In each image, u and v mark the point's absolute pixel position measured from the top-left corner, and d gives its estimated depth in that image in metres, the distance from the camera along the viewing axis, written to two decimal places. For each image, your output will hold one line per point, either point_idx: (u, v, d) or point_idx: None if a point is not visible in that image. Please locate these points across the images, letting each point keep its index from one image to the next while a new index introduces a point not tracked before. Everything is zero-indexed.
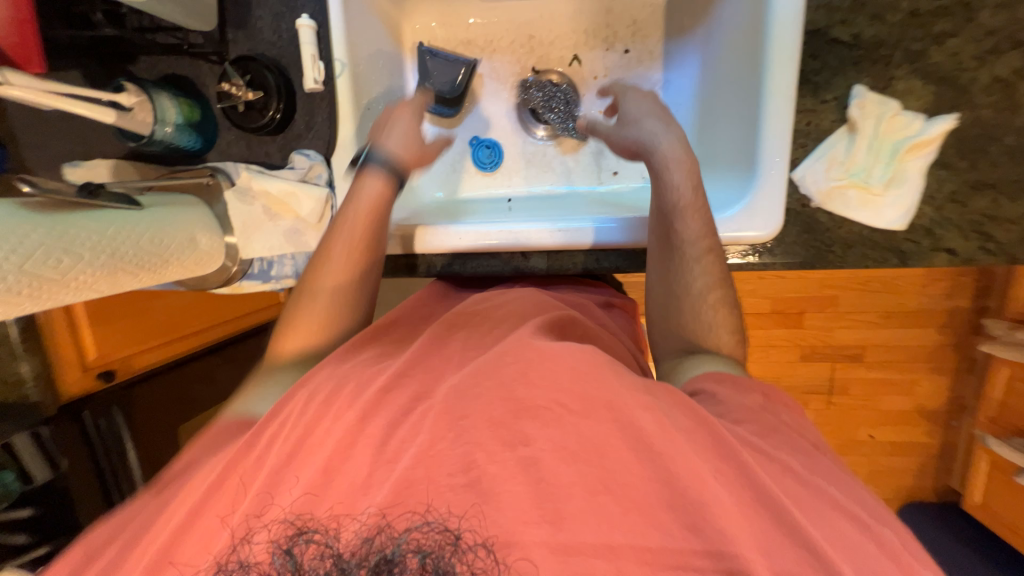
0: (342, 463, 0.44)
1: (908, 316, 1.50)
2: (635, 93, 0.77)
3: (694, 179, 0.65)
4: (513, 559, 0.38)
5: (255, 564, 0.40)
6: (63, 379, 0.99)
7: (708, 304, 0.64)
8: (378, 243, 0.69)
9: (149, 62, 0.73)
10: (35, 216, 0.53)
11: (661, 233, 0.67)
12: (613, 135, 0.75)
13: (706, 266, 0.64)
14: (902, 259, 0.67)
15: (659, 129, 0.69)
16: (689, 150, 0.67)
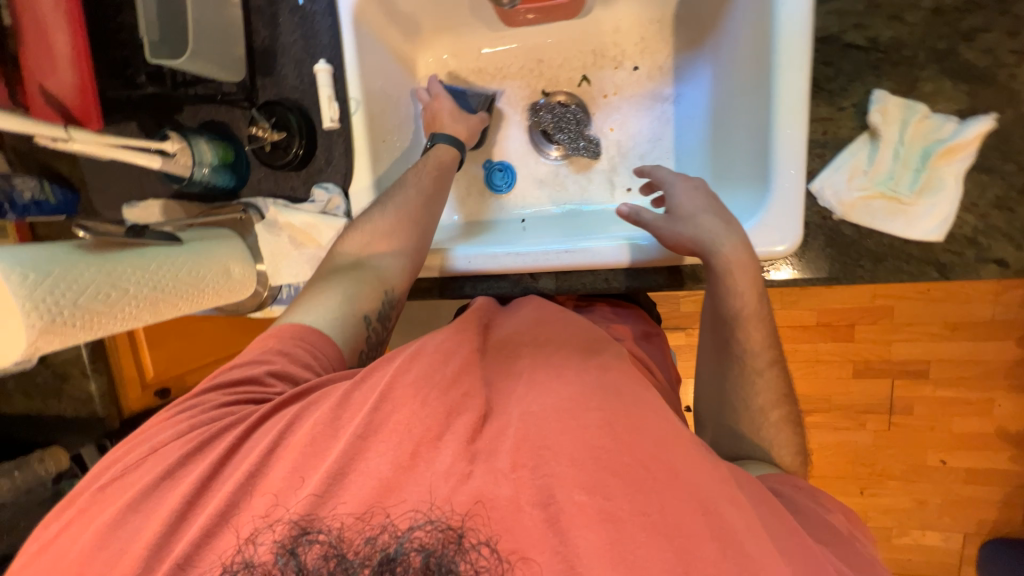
0: (344, 479, 0.45)
1: (975, 328, 1.36)
2: (684, 182, 0.70)
3: (757, 287, 0.63)
4: (514, 558, 0.40)
5: (259, 564, 0.43)
6: (126, 396, 1.10)
7: (770, 422, 0.65)
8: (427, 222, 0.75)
9: (192, 111, 0.81)
10: (88, 256, 0.59)
11: (720, 338, 0.67)
12: (665, 229, 0.67)
13: (770, 379, 0.65)
14: (943, 272, 0.61)
15: (719, 229, 0.63)
16: (751, 254, 0.62)
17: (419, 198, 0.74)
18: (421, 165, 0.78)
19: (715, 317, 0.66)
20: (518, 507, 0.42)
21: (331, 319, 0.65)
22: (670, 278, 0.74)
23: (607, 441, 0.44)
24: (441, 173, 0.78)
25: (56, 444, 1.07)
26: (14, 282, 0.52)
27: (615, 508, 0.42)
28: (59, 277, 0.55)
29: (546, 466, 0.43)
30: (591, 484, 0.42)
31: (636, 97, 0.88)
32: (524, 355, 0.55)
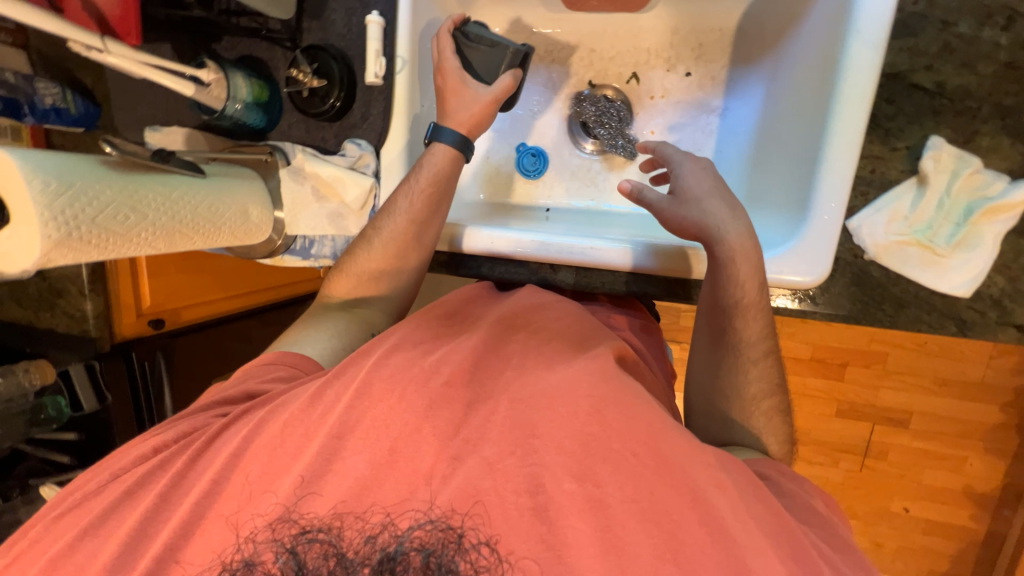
0: (354, 434, 0.47)
1: (964, 387, 1.38)
2: (692, 163, 0.69)
3: (759, 277, 0.61)
4: (515, 558, 0.41)
5: (260, 563, 0.43)
6: (120, 320, 1.08)
7: (760, 410, 0.64)
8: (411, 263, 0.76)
9: (229, 42, 0.79)
10: (111, 175, 0.57)
11: (714, 327, 0.65)
12: (668, 211, 0.66)
13: (762, 370, 0.64)
14: (962, 329, 0.62)
15: (724, 215, 0.63)
16: (755, 243, 0.62)
17: (405, 223, 0.72)
18: (412, 184, 0.73)
19: (711, 304, 0.64)
20: (507, 498, 0.42)
21: (319, 351, 0.69)
22: (676, 290, 0.75)
23: (595, 425, 0.44)
24: (433, 193, 0.72)
25: (43, 357, 1.06)
26: (34, 189, 0.49)
27: (604, 495, 0.42)
28: (80, 191, 0.53)
29: (533, 454, 0.44)
30: (579, 470, 0.43)
31: (684, 103, 0.86)
32: (514, 338, 0.56)
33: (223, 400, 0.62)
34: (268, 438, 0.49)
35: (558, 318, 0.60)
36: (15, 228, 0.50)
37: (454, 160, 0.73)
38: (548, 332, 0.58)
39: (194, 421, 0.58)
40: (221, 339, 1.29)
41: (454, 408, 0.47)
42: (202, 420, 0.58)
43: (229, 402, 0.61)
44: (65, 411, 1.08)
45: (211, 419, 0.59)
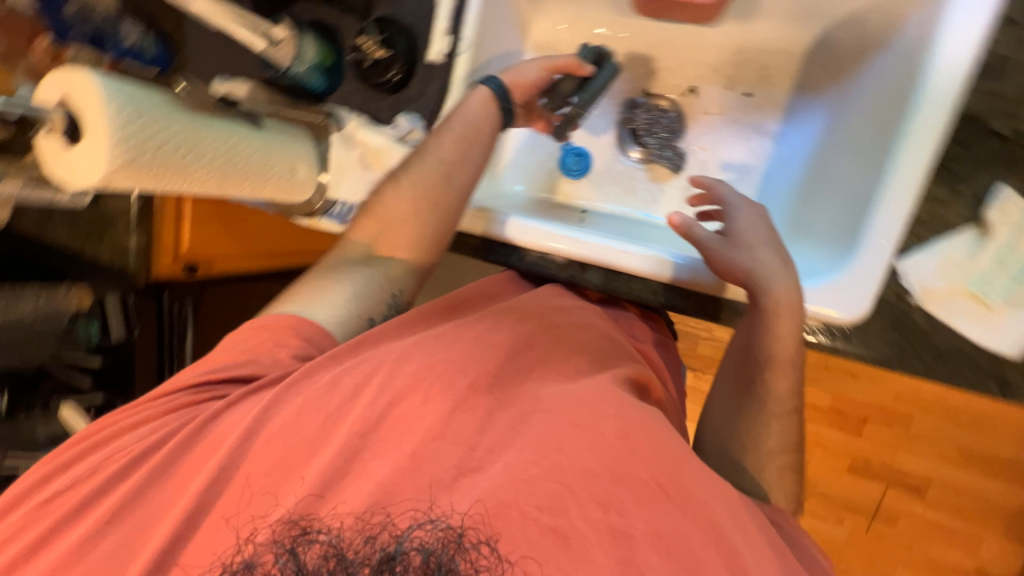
0: (384, 419, 0.47)
1: (989, 463, 1.31)
2: (749, 210, 0.68)
3: (798, 333, 0.60)
4: (516, 557, 0.40)
5: (258, 564, 0.40)
6: (158, 260, 1.12)
7: (773, 464, 0.60)
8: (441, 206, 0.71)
9: (305, 7, 0.82)
10: (176, 111, 0.59)
11: (741, 368, 0.64)
12: (718, 253, 0.64)
13: (783, 426, 0.61)
14: (1005, 391, 0.58)
15: (775, 266, 0.62)
16: (800, 299, 0.61)
17: (434, 174, 0.70)
18: (442, 136, 0.71)
19: (744, 352, 0.63)
20: (528, 514, 0.42)
21: (336, 313, 0.63)
22: (706, 307, 0.74)
23: (622, 451, 0.44)
24: (463, 143, 0.71)
25: (84, 282, 1.11)
26: (109, 112, 0.52)
27: (627, 525, 0.41)
28: (149, 121, 0.55)
29: (560, 473, 0.43)
30: (604, 496, 0.42)
31: (737, 122, 0.85)
32: (540, 339, 0.58)
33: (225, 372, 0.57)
34: (291, 407, 0.49)
35: (582, 327, 0.64)
36: (85, 144, 0.53)
37: (484, 111, 0.72)
38: (570, 344, 0.60)
39: (198, 401, 0.55)
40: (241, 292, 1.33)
41: (475, 411, 0.47)
42: (204, 397, 0.55)
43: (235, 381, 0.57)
44: (92, 336, 1.14)
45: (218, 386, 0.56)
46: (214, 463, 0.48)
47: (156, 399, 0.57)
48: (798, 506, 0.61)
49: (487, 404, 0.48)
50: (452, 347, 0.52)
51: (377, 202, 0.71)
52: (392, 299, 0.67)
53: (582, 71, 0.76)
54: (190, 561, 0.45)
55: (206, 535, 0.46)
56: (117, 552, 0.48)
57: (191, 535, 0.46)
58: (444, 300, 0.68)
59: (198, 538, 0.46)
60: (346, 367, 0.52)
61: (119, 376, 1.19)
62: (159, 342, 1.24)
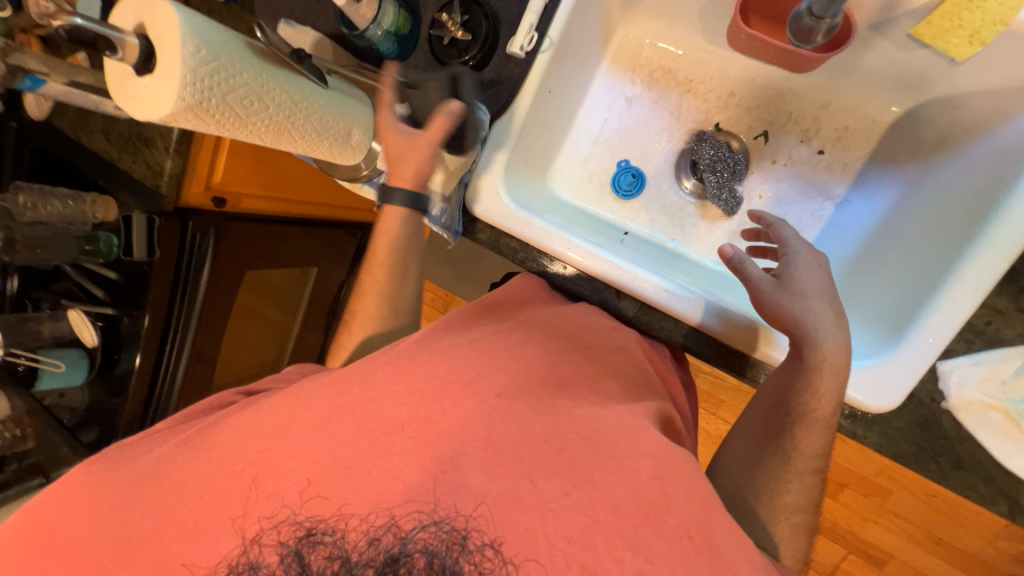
0: (423, 412, 0.47)
1: (955, 553, 1.32)
2: (807, 258, 0.65)
3: (839, 395, 0.59)
4: (520, 560, 0.41)
5: (265, 566, 0.41)
6: (189, 186, 1.10)
7: (787, 520, 0.58)
8: (399, 280, 0.75)
9: None
10: (248, 57, 0.57)
11: (769, 418, 0.62)
12: (767, 296, 0.62)
13: (803, 484, 0.59)
14: (1013, 511, 0.59)
15: (828, 321, 0.60)
16: (847, 360, 0.60)
17: (376, 292, 0.74)
18: (372, 260, 0.74)
19: (776, 401, 0.61)
20: (557, 544, 0.42)
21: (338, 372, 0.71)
22: (728, 359, 0.74)
23: (656, 494, 0.44)
24: (392, 259, 0.74)
25: (112, 196, 1.08)
26: (186, 51, 0.50)
27: (652, 571, 0.41)
28: (222, 66, 0.53)
29: (589, 506, 0.43)
30: (635, 539, 0.42)
31: (803, 179, 0.82)
32: (570, 359, 0.58)
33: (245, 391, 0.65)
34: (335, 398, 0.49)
35: (615, 349, 0.64)
36: (159, 77, 0.51)
37: (406, 226, 0.74)
38: (602, 365, 0.60)
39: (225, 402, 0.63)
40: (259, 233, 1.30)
41: (510, 425, 0.47)
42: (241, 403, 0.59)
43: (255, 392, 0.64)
44: (111, 249, 1.06)
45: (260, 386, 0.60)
46: (250, 437, 0.49)
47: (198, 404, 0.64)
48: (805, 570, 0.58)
49: (519, 414, 0.48)
50: (494, 356, 0.53)
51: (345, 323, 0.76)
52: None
53: (456, 120, 0.69)
54: (216, 531, 0.45)
55: (236, 506, 0.46)
56: (149, 508, 0.48)
57: (223, 504, 0.46)
58: (477, 306, 0.68)
59: (231, 506, 0.46)
60: (382, 364, 0.52)
61: (130, 297, 1.07)
62: (177, 279, 1.10)
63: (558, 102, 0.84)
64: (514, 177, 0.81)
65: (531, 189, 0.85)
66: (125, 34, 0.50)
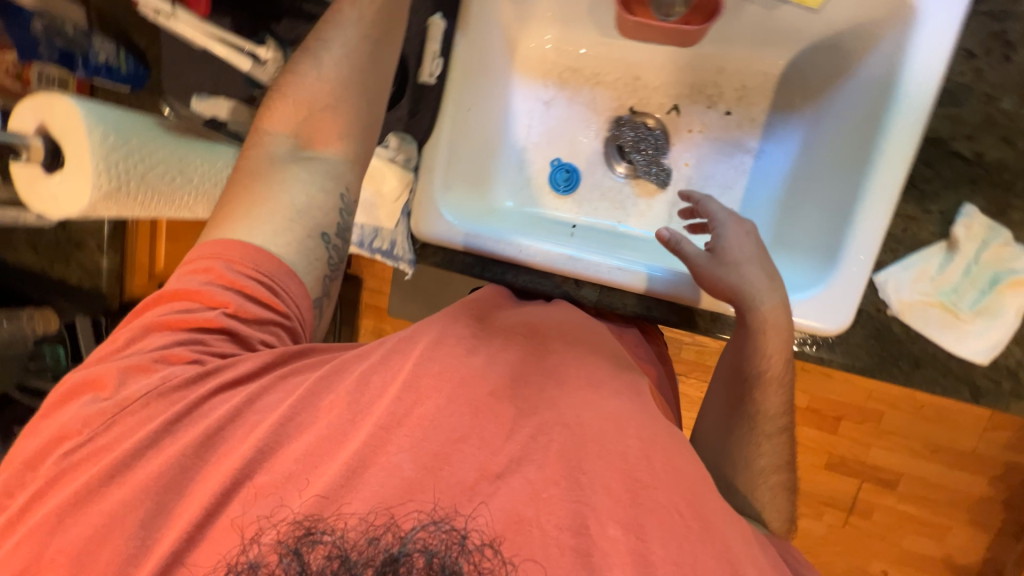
0: (404, 424, 0.45)
1: (955, 455, 1.37)
2: (736, 226, 0.68)
3: (786, 351, 0.62)
4: (519, 559, 0.39)
5: (263, 565, 0.40)
6: (133, 279, 1.06)
7: (765, 484, 0.61)
8: (376, 59, 0.65)
9: (289, 24, 0.80)
10: (160, 134, 0.57)
11: (729, 387, 0.66)
12: (705, 270, 0.65)
13: (773, 444, 0.63)
14: (974, 395, 0.63)
15: (761, 283, 0.63)
16: (787, 316, 0.63)
17: (355, 61, 0.63)
18: (356, 15, 0.64)
19: (733, 369, 0.65)
20: (549, 534, 0.40)
21: (288, 239, 0.58)
22: (688, 317, 0.78)
23: (644, 471, 0.42)
24: (375, 27, 0.64)
25: (50, 306, 1.01)
26: (93, 138, 0.50)
27: (648, 549, 0.39)
28: (135, 146, 0.53)
29: (579, 491, 0.41)
30: (625, 517, 0.41)
31: (720, 141, 0.88)
32: (546, 346, 0.55)
33: (243, 299, 0.54)
34: (317, 425, 0.46)
35: (592, 329, 0.63)
36: (68, 172, 0.51)
37: None
38: (583, 344, 0.57)
39: (193, 353, 0.52)
40: None
41: (500, 420, 0.45)
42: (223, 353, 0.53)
43: (265, 323, 0.55)
44: (61, 361, 1.01)
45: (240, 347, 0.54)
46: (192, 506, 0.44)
47: (128, 352, 0.52)
48: (792, 529, 0.61)
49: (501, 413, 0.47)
50: (474, 353, 0.50)
51: (300, 62, 0.63)
52: (340, 203, 0.62)
53: None
54: None
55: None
56: None
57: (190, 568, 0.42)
58: (464, 303, 0.65)
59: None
60: (374, 364, 0.50)
61: None
62: None
63: (479, 118, 0.86)
64: (453, 195, 0.83)
65: (471, 202, 0.86)
66: (28, 136, 0.51)
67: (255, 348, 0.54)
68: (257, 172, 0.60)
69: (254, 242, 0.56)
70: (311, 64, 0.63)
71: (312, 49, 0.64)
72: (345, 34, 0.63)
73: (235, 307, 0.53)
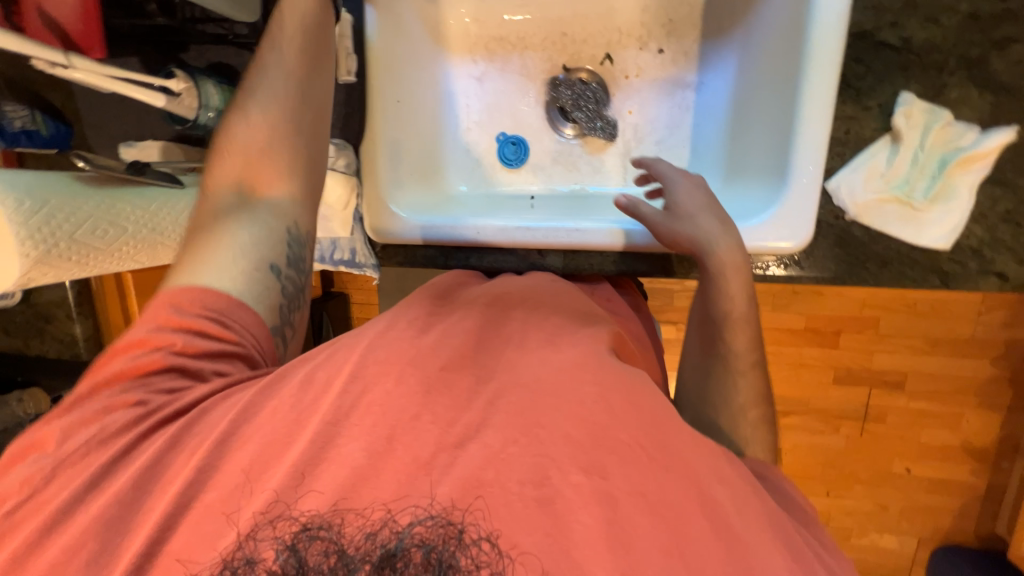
0: (353, 415, 0.43)
1: (955, 343, 1.38)
2: (684, 179, 0.68)
3: (748, 289, 0.63)
4: (517, 553, 0.37)
5: (261, 561, 0.38)
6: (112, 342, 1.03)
7: (746, 420, 0.61)
8: (309, 90, 0.67)
9: (198, 51, 0.80)
10: (86, 189, 0.58)
11: (703, 331, 0.67)
12: (662, 226, 0.65)
13: (748, 380, 0.63)
14: (945, 281, 0.64)
15: (716, 230, 0.63)
16: (744, 256, 0.63)
17: (285, 98, 0.65)
18: (280, 54, 0.66)
19: (702, 313, 0.66)
20: (510, 490, 0.39)
21: (236, 276, 0.57)
22: (663, 264, 0.77)
23: (600, 414, 0.41)
24: (303, 62, 0.67)
25: (37, 385, 0.99)
26: (7, 208, 0.51)
27: (610, 487, 0.39)
28: (55, 208, 0.54)
29: (540, 445, 0.40)
30: (586, 461, 0.40)
31: (658, 81, 0.86)
32: (503, 317, 0.54)
33: (191, 336, 0.54)
34: (263, 432, 0.44)
35: (559, 292, 0.63)
36: None
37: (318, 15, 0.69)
38: (547, 307, 0.57)
39: (140, 394, 0.50)
40: None
41: (453, 393, 0.43)
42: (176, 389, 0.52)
43: (216, 356, 0.54)
44: None
45: (195, 381, 0.53)
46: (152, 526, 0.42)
47: (73, 409, 0.50)
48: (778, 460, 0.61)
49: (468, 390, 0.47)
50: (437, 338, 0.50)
51: (235, 111, 0.65)
52: (288, 235, 0.62)
53: None
54: None
55: None
56: None
57: None
58: (427, 286, 0.64)
59: None
60: (318, 362, 0.47)
61: None
62: None
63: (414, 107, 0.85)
64: (402, 191, 0.82)
65: (422, 195, 0.85)
66: None
67: (207, 379, 0.53)
68: (205, 217, 0.61)
69: (200, 285, 0.55)
70: (242, 108, 0.65)
71: (242, 95, 0.66)
72: (273, 73, 0.66)
73: (180, 345, 0.53)
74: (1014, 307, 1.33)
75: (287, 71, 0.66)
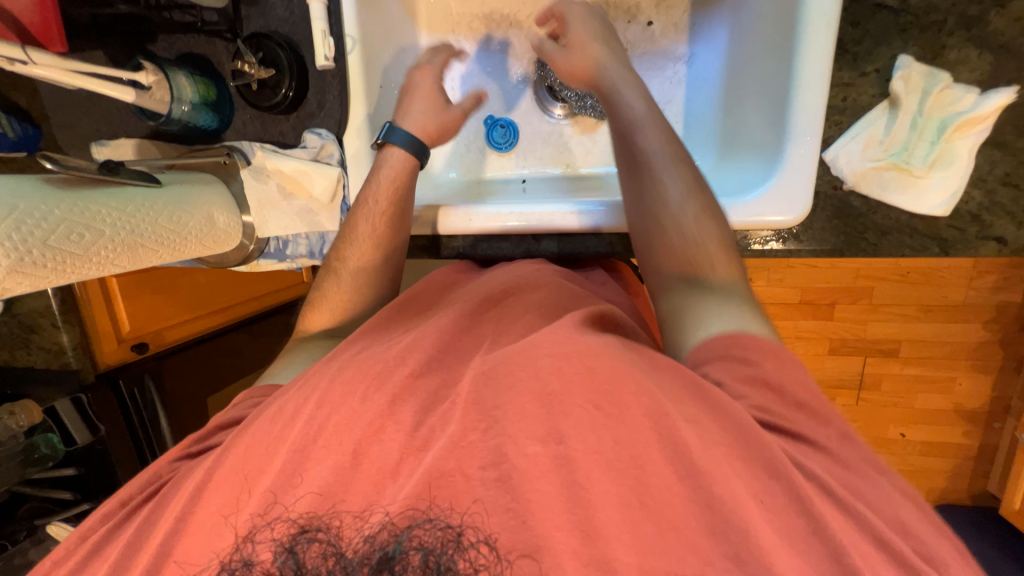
0: (319, 440, 0.41)
1: (949, 310, 1.39)
2: (577, 10, 0.72)
3: (643, 96, 0.65)
4: (515, 556, 0.34)
5: (258, 562, 0.35)
6: (100, 349, 1.01)
7: (688, 215, 0.58)
8: (398, 233, 0.71)
9: (167, 41, 0.77)
10: (57, 193, 0.56)
11: (625, 159, 0.65)
12: (560, 59, 0.71)
13: (676, 178, 0.60)
14: (944, 248, 0.63)
15: (606, 54, 0.68)
16: (633, 71, 0.67)
17: (370, 247, 0.70)
18: (371, 206, 0.70)
19: (615, 135, 0.65)
20: (472, 478, 0.36)
21: None
22: None
23: (554, 382, 0.38)
24: (393, 211, 0.70)
25: (27, 398, 0.96)
26: None
27: (565, 450, 0.36)
28: (25, 213, 0.52)
29: (495, 426, 0.37)
30: (542, 430, 0.37)
31: (648, 55, 0.83)
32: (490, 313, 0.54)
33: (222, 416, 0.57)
34: (254, 452, 0.43)
35: (546, 281, 0.62)
36: None
37: (409, 170, 0.72)
38: (523, 305, 0.56)
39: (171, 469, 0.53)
40: (207, 355, 1.23)
41: (419, 399, 0.42)
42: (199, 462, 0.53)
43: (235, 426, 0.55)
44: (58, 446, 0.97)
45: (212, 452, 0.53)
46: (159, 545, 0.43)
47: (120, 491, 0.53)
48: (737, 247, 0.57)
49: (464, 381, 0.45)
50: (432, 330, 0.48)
51: (333, 256, 0.72)
52: None
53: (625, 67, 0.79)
54: None
55: None
56: None
57: None
58: (408, 295, 0.65)
59: None
60: (290, 393, 0.46)
61: (104, 477, 1.04)
62: (135, 439, 1.08)
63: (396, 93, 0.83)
64: None
65: None
66: None
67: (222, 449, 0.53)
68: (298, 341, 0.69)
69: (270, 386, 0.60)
70: (338, 253, 0.71)
71: (339, 244, 0.72)
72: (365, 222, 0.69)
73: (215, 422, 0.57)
74: (1006, 270, 1.33)
75: (381, 220, 0.69)
